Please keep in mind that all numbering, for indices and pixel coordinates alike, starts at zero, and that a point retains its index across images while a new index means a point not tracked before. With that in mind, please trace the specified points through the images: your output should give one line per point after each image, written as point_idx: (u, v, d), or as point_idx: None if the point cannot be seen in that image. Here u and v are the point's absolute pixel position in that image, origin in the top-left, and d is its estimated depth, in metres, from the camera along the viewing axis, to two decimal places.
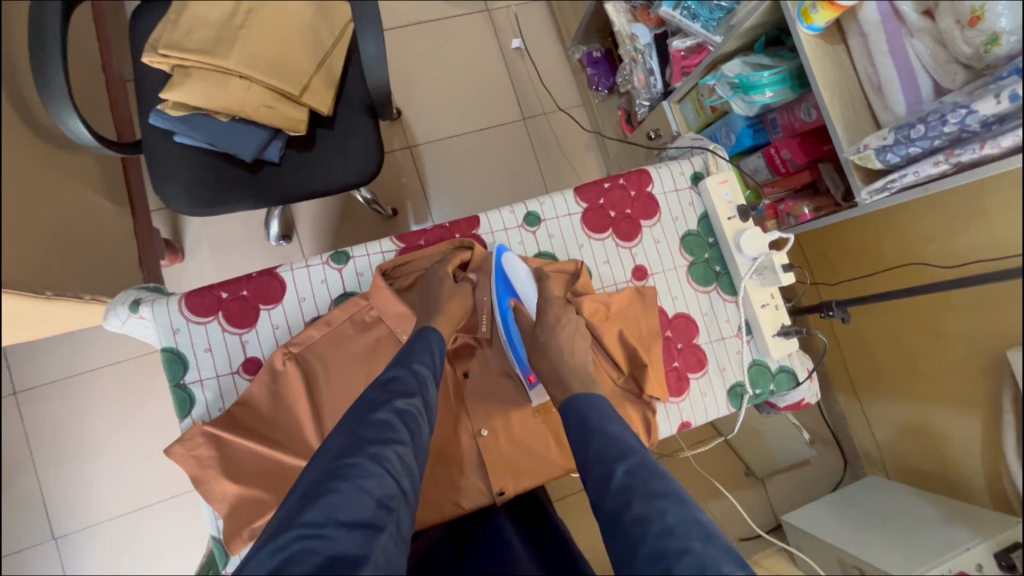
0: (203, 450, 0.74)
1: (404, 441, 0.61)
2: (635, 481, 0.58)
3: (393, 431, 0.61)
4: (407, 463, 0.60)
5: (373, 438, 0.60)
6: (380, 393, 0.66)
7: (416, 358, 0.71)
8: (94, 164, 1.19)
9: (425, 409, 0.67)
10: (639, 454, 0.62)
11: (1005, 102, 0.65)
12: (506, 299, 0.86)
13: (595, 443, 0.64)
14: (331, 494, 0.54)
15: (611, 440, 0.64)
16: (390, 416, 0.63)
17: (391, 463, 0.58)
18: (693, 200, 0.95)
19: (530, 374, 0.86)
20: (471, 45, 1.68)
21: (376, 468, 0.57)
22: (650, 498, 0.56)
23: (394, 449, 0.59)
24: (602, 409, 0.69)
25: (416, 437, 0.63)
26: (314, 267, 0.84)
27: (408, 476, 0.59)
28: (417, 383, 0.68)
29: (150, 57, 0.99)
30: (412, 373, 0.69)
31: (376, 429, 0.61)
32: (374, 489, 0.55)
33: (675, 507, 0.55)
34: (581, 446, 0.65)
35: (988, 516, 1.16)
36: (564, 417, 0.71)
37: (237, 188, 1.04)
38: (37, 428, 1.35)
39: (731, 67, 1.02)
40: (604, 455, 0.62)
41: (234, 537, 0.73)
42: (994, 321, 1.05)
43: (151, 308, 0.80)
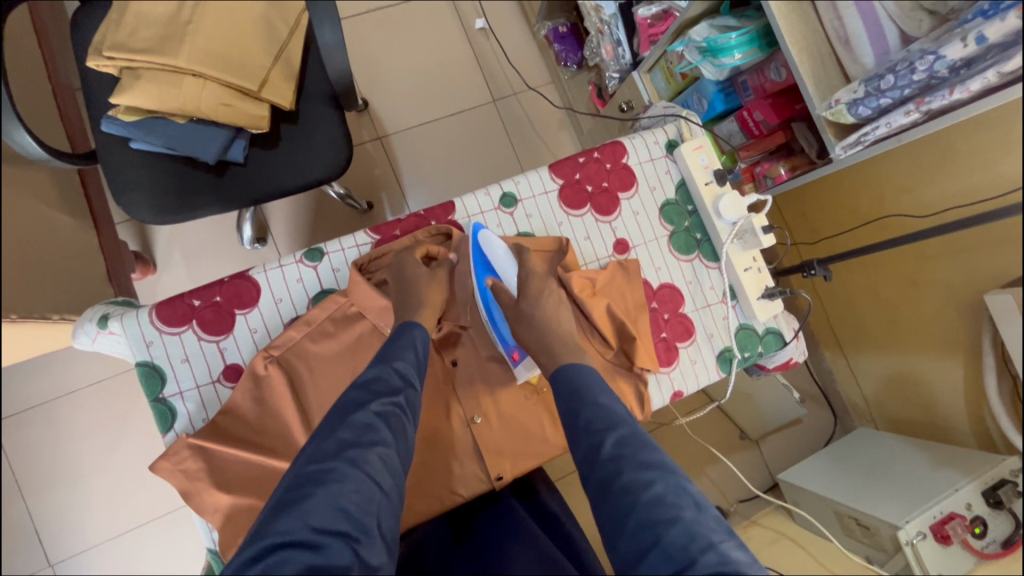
0: (191, 463, 0.72)
1: (386, 442, 0.60)
2: (624, 453, 0.58)
3: (374, 433, 0.60)
4: (388, 466, 0.59)
5: (352, 441, 0.58)
6: (361, 393, 0.64)
7: (398, 355, 0.68)
8: (49, 179, 1.14)
9: (409, 408, 0.65)
10: (628, 422, 0.62)
11: (972, 45, 0.64)
12: (484, 278, 0.83)
13: (585, 411, 0.63)
14: (305, 501, 0.53)
15: (602, 409, 0.63)
16: (371, 417, 0.61)
17: (370, 466, 0.57)
18: (669, 168, 0.94)
19: (513, 351, 0.83)
20: (434, 28, 1.64)
21: (355, 473, 0.56)
22: (639, 468, 0.56)
23: (374, 452, 0.58)
24: (592, 380, 0.68)
25: (399, 438, 0.62)
26: (288, 266, 0.81)
27: (389, 477, 0.58)
28: (401, 383, 0.66)
29: (95, 61, 0.94)
30: (395, 372, 0.66)
31: (356, 431, 0.59)
32: (353, 493, 0.55)
33: (663, 476, 0.56)
34: (570, 414, 0.65)
35: (973, 454, 1.20)
36: (553, 390, 0.70)
37: (202, 192, 1.01)
38: (19, 455, 1.32)
39: (698, 31, 1.00)
40: (594, 425, 0.61)
41: (231, 547, 0.71)
42: (970, 266, 1.07)
43: (120, 322, 0.76)
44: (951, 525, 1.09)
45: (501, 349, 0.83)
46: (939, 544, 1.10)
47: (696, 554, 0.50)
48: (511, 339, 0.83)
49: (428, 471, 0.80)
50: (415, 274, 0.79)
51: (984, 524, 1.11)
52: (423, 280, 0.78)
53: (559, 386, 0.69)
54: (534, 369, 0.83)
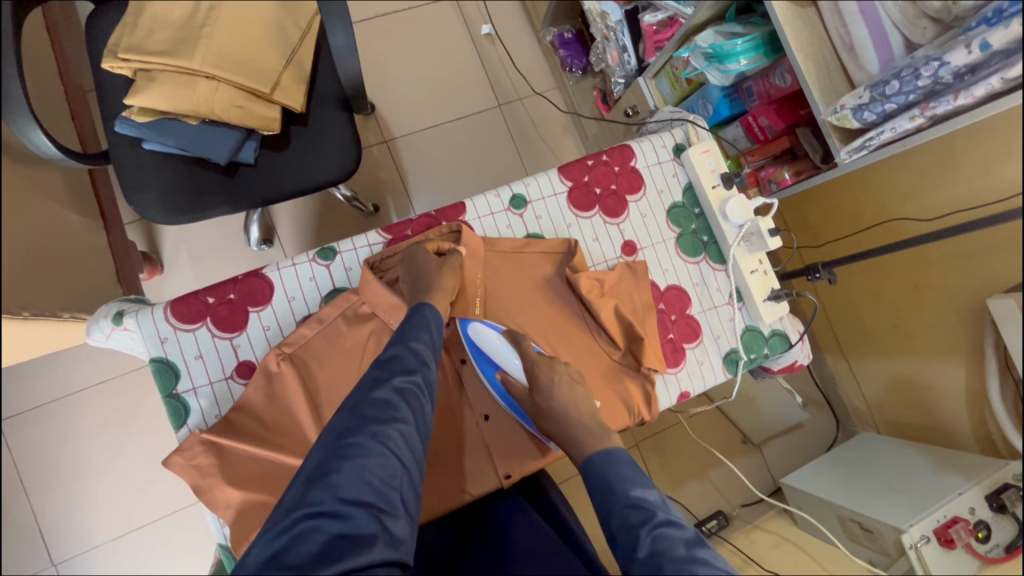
0: (203, 458, 0.73)
1: (406, 419, 0.60)
2: (662, 547, 0.54)
3: (394, 410, 0.60)
4: (409, 441, 0.59)
5: (373, 417, 0.59)
6: (379, 371, 0.64)
7: (414, 336, 0.68)
8: (61, 179, 1.15)
9: (427, 387, 0.66)
10: (664, 511, 0.58)
11: (976, 52, 0.65)
12: (492, 373, 0.81)
13: (617, 505, 0.59)
14: (334, 472, 0.54)
15: (636, 500, 0.59)
16: (391, 394, 0.61)
17: (393, 441, 0.58)
18: (676, 172, 0.95)
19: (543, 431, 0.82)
20: (441, 33, 1.65)
21: (379, 446, 0.56)
22: (680, 566, 0.52)
23: (396, 427, 0.59)
24: (622, 464, 0.64)
25: (418, 415, 0.62)
26: (300, 265, 0.82)
27: (410, 451, 0.59)
28: (417, 362, 0.66)
29: (111, 62, 0.95)
30: (411, 352, 0.67)
31: (377, 407, 0.60)
32: (379, 466, 0.55)
33: (707, 570, 0.51)
34: (603, 509, 0.60)
35: (975, 458, 1.21)
36: (585, 479, 0.66)
37: (214, 192, 1.02)
38: (24, 454, 1.32)
39: (704, 38, 1.02)
40: (628, 520, 0.57)
41: (242, 542, 0.72)
42: (971, 271, 1.09)
43: (135, 319, 0.77)
44: (954, 529, 1.10)
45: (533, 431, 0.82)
46: (943, 548, 1.10)
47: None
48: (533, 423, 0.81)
49: (437, 467, 0.81)
50: (426, 263, 0.79)
51: (988, 527, 1.10)
52: (433, 273, 0.77)
53: (589, 478, 0.64)
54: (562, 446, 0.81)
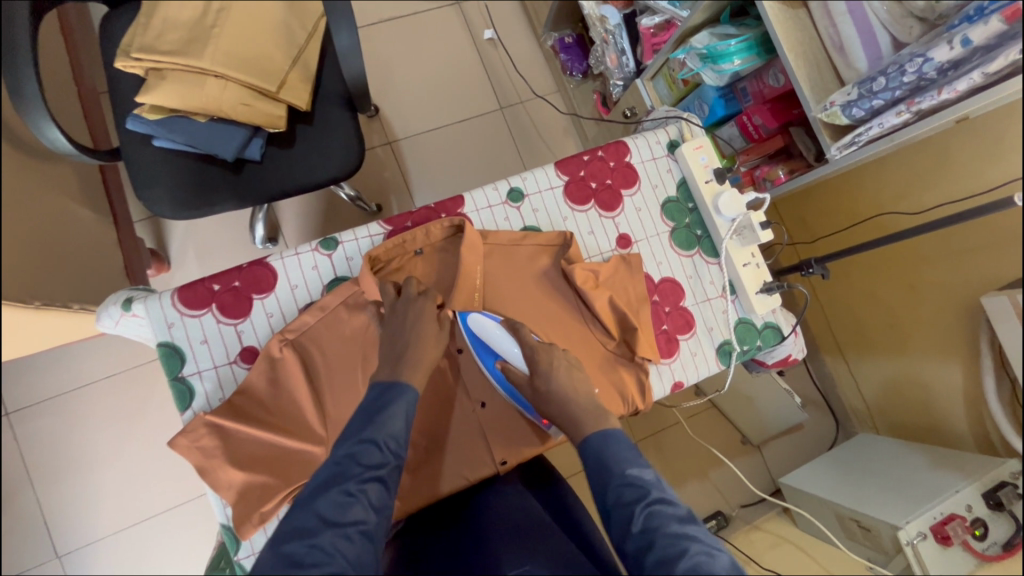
0: (207, 440, 0.74)
1: (367, 520, 0.57)
2: (655, 523, 0.57)
3: (356, 511, 0.57)
4: (367, 546, 0.56)
5: (334, 519, 0.55)
6: (347, 464, 0.59)
7: (390, 424, 0.64)
8: (73, 175, 1.19)
9: (393, 481, 0.62)
10: (657, 491, 0.61)
11: (957, 48, 0.67)
12: (492, 362, 0.83)
13: (612, 484, 0.62)
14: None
15: (630, 479, 0.62)
16: (354, 494, 0.57)
17: (350, 550, 0.54)
18: (670, 167, 0.97)
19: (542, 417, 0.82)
20: (444, 38, 1.69)
21: (334, 557, 0.53)
22: (671, 539, 0.56)
23: (356, 532, 0.55)
24: (618, 444, 0.67)
25: (380, 514, 0.59)
26: (303, 254, 0.84)
27: (366, 558, 0.55)
28: (389, 457, 0.62)
29: (123, 61, 0.99)
30: (385, 446, 0.62)
31: (338, 507, 0.56)
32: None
33: (696, 545, 0.55)
34: (599, 487, 0.64)
35: (972, 457, 1.21)
36: (581, 458, 0.68)
37: (221, 188, 1.05)
38: (31, 447, 1.34)
39: (699, 39, 1.04)
40: (623, 498, 0.61)
41: (245, 522, 0.74)
42: (966, 268, 1.10)
43: (144, 305, 0.79)
44: (951, 526, 1.09)
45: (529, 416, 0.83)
46: (940, 545, 1.10)
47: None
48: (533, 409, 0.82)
49: (433, 453, 0.83)
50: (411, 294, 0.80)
51: (985, 525, 1.11)
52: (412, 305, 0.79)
53: (586, 457, 0.67)
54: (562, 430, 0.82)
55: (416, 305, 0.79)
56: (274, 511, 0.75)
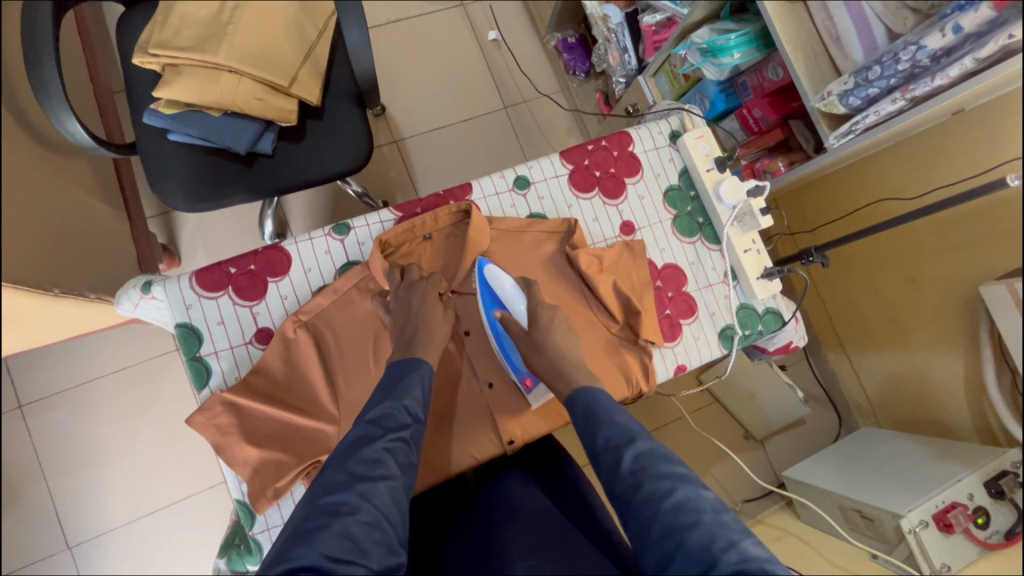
0: (223, 418, 0.77)
1: (394, 476, 0.61)
2: (643, 464, 0.63)
3: (382, 467, 0.61)
4: (395, 498, 0.60)
5: (362, 474, 0.60)
6: (371, 428, 0.64)
7: (407, 392, 0.69)
8: (89, 170, 1.22)
9: (416, 443, 0.66)
10: (644, 438, 0.66)
11: (950, 35, 0.70)
12: (491, 310, 0.85)
13: (602, 430, 0.68)
14: (319, 531, 0.54)
15: (619, 426, 0.68)
16: (379, 452, 0.62)
17: (379, 500, 0.58)
18: (672, 156, 1.00)
19: (526, 377, 0.84)
20: (450, 38, 1.72)
21: (364, 506, 0.57)
22: (658, 478, 0.61)
23: (383, 485, 0.59)
24: (606, 399, 0.73)
25: (405, 472, 0.63)
26: (317, 240, 0.87)
27: (396, 509, 0.59)
28: (409, 420, 0.67)
29: (141, 57, 1.02)
30: (405, 410, 0.67)
31: (366, 464, 0.61)
32: (362, 525, 0.56)
33: (682, 483, 0.60)
34: (589, 434, 0.69)
35: (975, 448, 1.21)
36: (570, 410, 0.74)
37: (234, 179, 1.07)
38: (43, 439, 1.36)
39: (700, 34, 1.07)
40: (612, 443, 0.66)
41: (260, 497, 0.76)
42: (964, 258, 1.12)
43: (163, 288, 0.82)
44: (953, 514, 1.10)
45: (513, 376, 0.84)
46: (941, 532, 1.11)
47: (717, 554, 0.54)
48: (521, 366, 0.84)
49: (441, 433, 0.84)
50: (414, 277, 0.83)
51: (987, 513, 1.12)
52: (414, 287, 0.82)
53: (575, 408, 0.73)
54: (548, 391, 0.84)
55: (419, 288, 0.81)
56: (288, 487, 0.77)
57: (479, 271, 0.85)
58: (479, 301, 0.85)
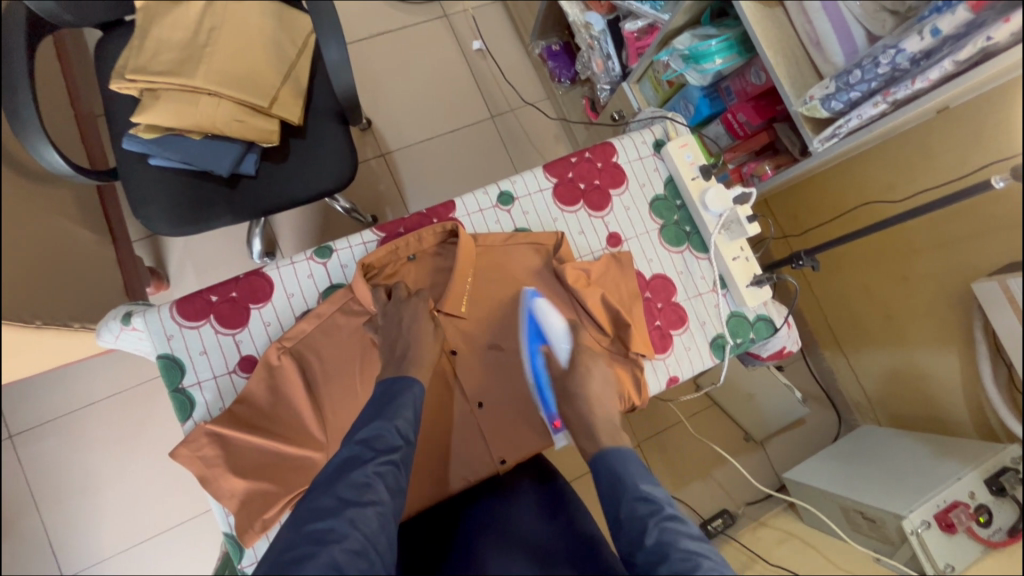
0: (208, 450, 0.76)
1: (383, 501, 0.59)
2: (668, 539, 0.60)
3: (372, 492, 0.59)
4: (384, 525, 0.58)
5: (352, 500, 0.58)
6: (362, 449, 0.63)
7: (399, 413, 0.68)
8: (71, 197, 1.21)
9: (406, 466, 0.65)
10: (666, 505, 0.65)
11: (928, 38, 0.69)
12: (535, 346, 0.87)
13: (627, 498, 0.66)
14: (304, 560, 0.53)
15: (644, 494, 0.66)
16: (369, 476, 0.60)
17: (367, 527, 0.57)
18: (657, 166, 0.99)
19: (555, 419, 0.86)
20: (434, 50, 1.72)
21: (352, 533, 0.55)
22: (684, 556, 0.59)
23: (372, 511, 0.58)
24: (631, 463, 0.71)
25: (395, 498, 0.61)
26: (299, 263, 0.86)
27: (383, 537, 0.58)
28: (401, 442, 0.65)
29: (118, 83, 1.01)
30: (396, 431, 0.66)
31: (356, 489, 0.59)
32: (349, 554, 0.54)
33: (707, 562, 0.58)
34: (613, 501, 0.67)
35: (974, 444, 1.20)
36: (594, 476, 0.72)
37: (217, 203, 1.06)
38: (34, 470, 1.34)
39: (681, 41, 1.07)
40: (637, 512, 0.64)
41: (247, 529, 0.75)
42: (955, 255, 1.12)
43: (143, 318, 0.81)
44: (954, 513, 1.09)
45: (541, 415, 0.86)
46: (945, 532, 1.10)
47: None
48: (553, 406, 0.86)
49: (432, 455, 0.83)
50: (401, 300, 0.81)
51: (989, 512, 1.09)
52: (401, 308, 0.80)
53: (599, 475, 0.71)
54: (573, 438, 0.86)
55: (411, 305, 0.81)
56: (276, 518, 0.76)
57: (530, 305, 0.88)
58: (525, 336, 0.88)
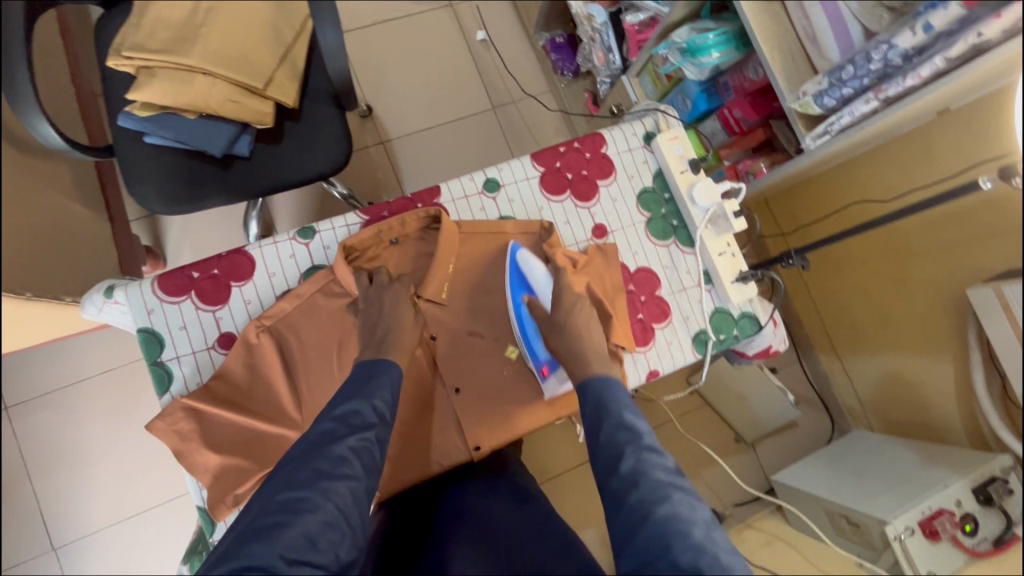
0: (184, 424, 0.76)
1: (357, 476, 0.59)
2: (644, 467, 0.60)
3: (347, 467, 0.59)
4: (357, 501, 0.58)
5: (326, 472, 0.58)
6: (337, 425, 0.63)
7: (377, 391, 0.68)
8: (68, 172, 1.22)
9: (381, 444, 0.65)
10: (648, 438, 0.64)
11: (920, 34, 0.68)
12: (519, 296, 0.86)
13: (609, 424, 0.65)
14: (277, 528, 0.53)
15: (626, 424, 0.65)
16: (345, 451, 0.61)
17: (340, 499, 0.56)
18: (646, 158, 0.98)
19: (543, 366, 0.85)
20: (438, 39, 1.72)
21: (326, 505, 0.55)
22: (658, 485, 0.58)
23: (346, 486, 0.58)
24: (619, 395, 0.70)
25: (369, 473, 0.61)
26: (282, 243, 0.86)
27: (356, 512, 0.58)
28: (376, 420, 0.65)
29: (115, 60, 1.01)
30: (373, 409, 0.66)
31: (331, 462, 0.59)
32: (321, 524, 0.54)
33: (679, 493, 0.57)
34: (596, 425, 0.66)
35: (966, 453, 1.18)
36: (580, 400, 0.72)
37: (209, 182, 1.06)
38: (27, 441, 1.36)
39: (680, 34, 1.05)
40: (617, 438, 0.63)
41: (219, 504, 0.76)
42: (954, 261, 1.10)
43: (125, 292, 0.82)
44: (939, 521, 1.08)
45: (531, 364, 0.85)
46: (928, 539, 1.09)
47: (703, 567, 0.51)
48: (542, 354, 0.85)
49: (407, 439, 0.84)
50: (383, 285, 0.81)
51: (975, 521, 1.10)
52: (381, 293, 0.80)
53: (585, 400, 0.70)
54: (563, 383, 0.85)
55: (391, 290, 0.80)
56: (249, 494, 0.77)
57: (512, 256, 0.87)
58: (508, 285, 0.87)
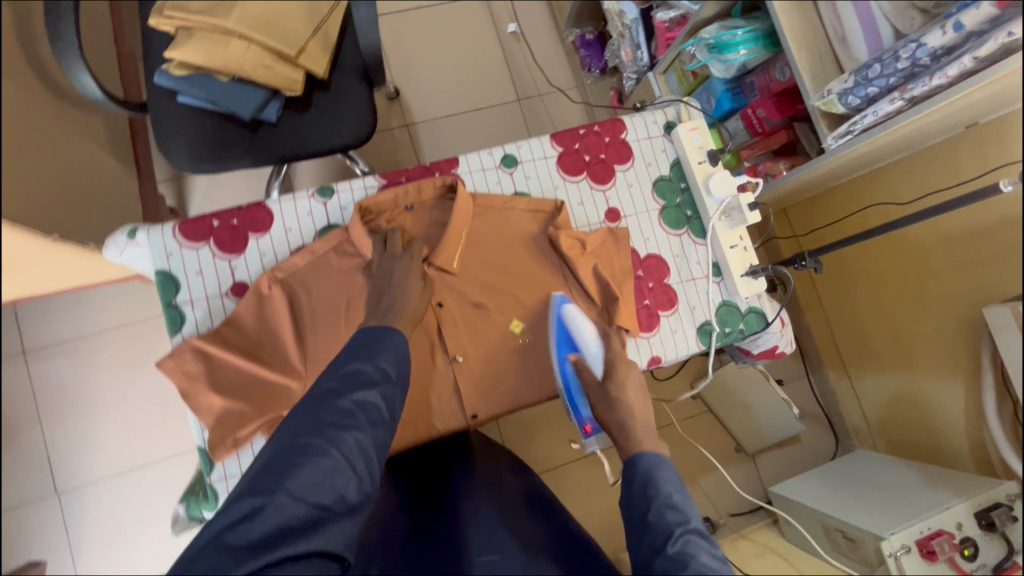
0: (192, 366, 0.79)
1: (363, 429, 0.61)
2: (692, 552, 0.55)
3: (351, 420, 0.61)
4: (363, 452, 0.60)
5: (331, 423, 0.60)
6: (342, 379, 0.64)
7: (382, 348, 0.69)
8: (103, 126, 1.26)
9: (387, 402, 0.66)
10: (696, 519, 0.59)
11: (950, 32, 0.69)
12: (564, 352, 0.83)
13: (656, 502, 0.60)
14: (284, 469, 0.55)
15: (674, 502, 0.60)
16: (351, 406, 0.62)
17: (346, 448, 0.58)
18: (665, 147, 0.99)
19: (586, 424, 0.84)
20: (469, 28, 1.74)
21: (331, 451, 0.57)
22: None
23: (350, 437, 0.59)
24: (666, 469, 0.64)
25: (374, 429, 0.63)
26: (300, 201, 0.88)
27: (363, 461, 0.59)
28: (378, 375, 0.66)
29: (156, 18, 1.05)
30: (377, 367, 0.67)
31: (336, 414, 0.61)
32: (327, 468, 0.56)
33: None
34: (642, 502, 0.61)
35: (972, 478, 1.15)
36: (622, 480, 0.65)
37: (236, 144, 1.09)
38: (41, 385, 1.41)
39: (708, 30, 1.05)
40: (665, 518, 0.58)
41: (219, 446, 0.78)
42: (972, 279, 1.07)
43: (146, 235, 0.84)
44: (937, 542, 1.06)
45: (574, 422, 0.83)
46: (924, 559, 1.07)
47: None
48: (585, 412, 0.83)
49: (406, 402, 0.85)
50: (394, 249, 0.83)
51: (976, 546, 1.07)
52: (392, 256, 0.82)
53: (633, 476, 0.64)
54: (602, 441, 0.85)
55: (403, 253, 0.82)
56: (248, 439, 0.79)
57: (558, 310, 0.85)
58: (555, 342, 0.84)
